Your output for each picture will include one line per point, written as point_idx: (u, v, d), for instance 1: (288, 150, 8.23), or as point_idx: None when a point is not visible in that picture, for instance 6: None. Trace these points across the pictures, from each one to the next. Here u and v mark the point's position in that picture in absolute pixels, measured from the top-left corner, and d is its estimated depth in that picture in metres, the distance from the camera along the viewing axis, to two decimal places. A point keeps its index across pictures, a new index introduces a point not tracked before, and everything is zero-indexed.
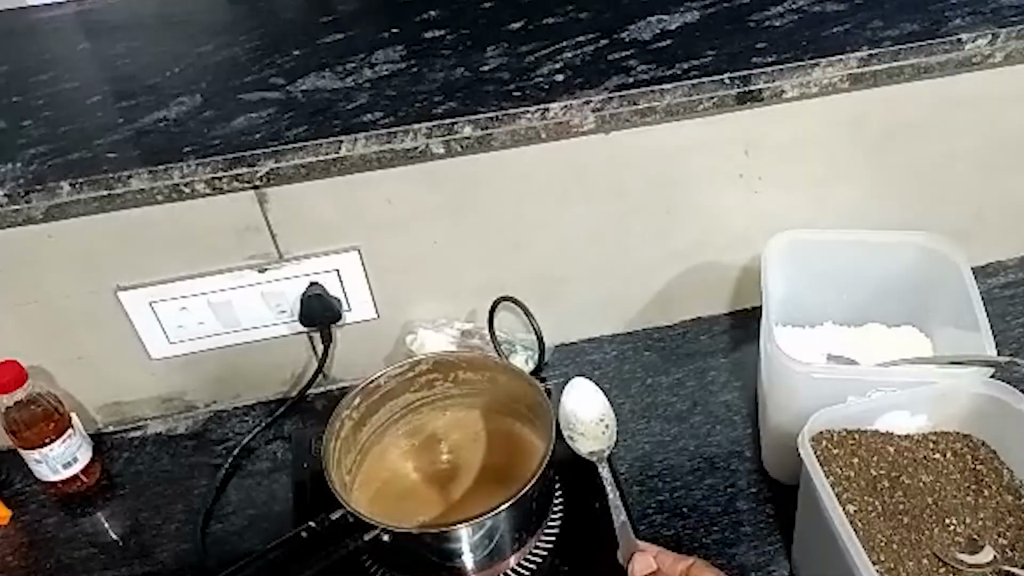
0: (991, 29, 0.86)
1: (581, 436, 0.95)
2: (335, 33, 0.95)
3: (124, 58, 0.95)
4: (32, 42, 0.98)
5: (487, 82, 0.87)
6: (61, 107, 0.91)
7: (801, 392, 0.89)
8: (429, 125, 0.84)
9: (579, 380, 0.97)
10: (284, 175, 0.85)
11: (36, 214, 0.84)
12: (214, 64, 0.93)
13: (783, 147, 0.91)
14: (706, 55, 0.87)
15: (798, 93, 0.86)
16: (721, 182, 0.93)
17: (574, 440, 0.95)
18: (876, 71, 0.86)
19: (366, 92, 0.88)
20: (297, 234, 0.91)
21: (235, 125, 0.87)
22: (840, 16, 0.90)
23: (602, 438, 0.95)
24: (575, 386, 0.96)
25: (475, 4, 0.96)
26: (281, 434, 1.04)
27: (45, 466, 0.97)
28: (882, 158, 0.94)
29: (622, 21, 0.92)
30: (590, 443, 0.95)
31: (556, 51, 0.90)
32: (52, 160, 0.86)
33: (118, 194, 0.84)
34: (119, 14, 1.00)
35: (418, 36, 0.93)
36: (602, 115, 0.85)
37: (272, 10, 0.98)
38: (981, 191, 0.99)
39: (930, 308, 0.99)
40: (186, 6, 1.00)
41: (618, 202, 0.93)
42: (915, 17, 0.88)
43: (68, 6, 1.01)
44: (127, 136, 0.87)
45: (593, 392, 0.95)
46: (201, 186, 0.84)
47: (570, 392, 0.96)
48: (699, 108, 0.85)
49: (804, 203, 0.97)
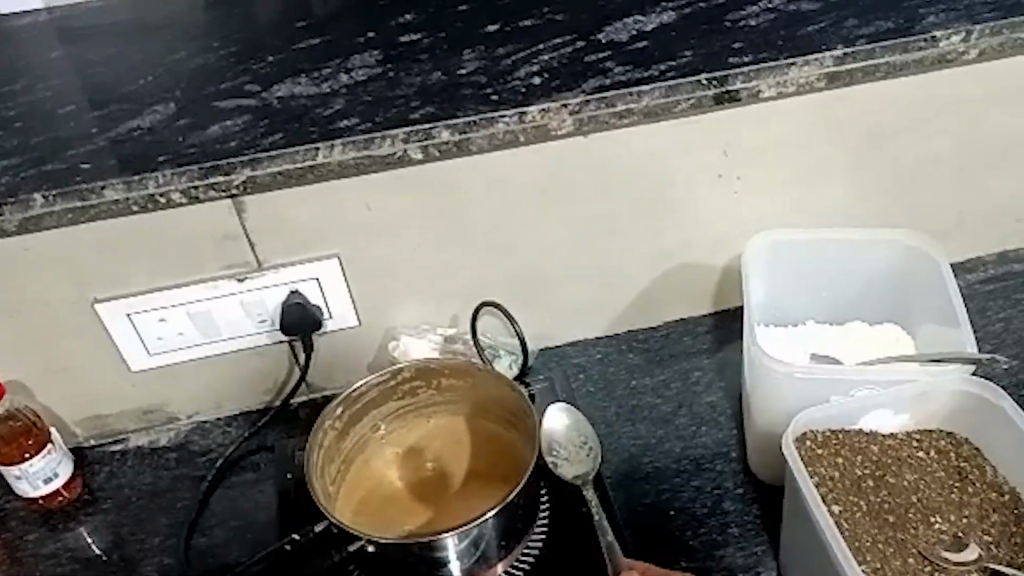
0: (964, 27, 0.86)
1: (568, 459, 0.93)
2: (311, 38, 0.94)
3: (97, 66, 0.94)
4: (4, 52, 0.96)
5: (464, 86, 0.87)
6: (34, 117, 0.90)
7: (785, 393, 0.89)
8: (406, 130, 0.84)
9: (559, 407, 0.97)
10: (261, 183, 0.84)
11: (9, 227, 0.83)
12: (189, 71, 0.92)
13: (761, 148, 0.91)
14: (682, 56, 0.87)
15: (775, 93, 0.86)
16: (700, 182, 0.93)
17: (557, 465, 0.93)
18: (852, 69, 0.86)
19: (342, 97, 0.87)
20: (275, 243, 0.90)
21: (210, 133, 0.86)
22: (816, 15, 0.90)
23: (586, 461, 0.93)
24: (558, 409, 0.96)
25: (451, 7, 0.96)
26: (265, 444, 1.03)
27: (24, 482, 0.96)
28: (860, 157, 0.95)
29: (597, 22, 0.92)
30: (574, 467, 0.92)
31: (533, 53, 0.89)
32: (26, 172, 0.84)
33: (92, 206, 0.83)
34: (92, 22, 0.99)
35: (394, 40, 0.93)
36: (580, 118, 0.84)
37: (246, 16, 0.97)
38: (959, 187, 1.00)
39: (912, 306, 0.99)
40: (160, 13, 0.99)
41: (598, 205, 0.93)
42: (890, 14, 0.89)
43: (42, 14, 1.00)
44: (102, 146, 0.86)
45: (577, 414, 0.96)
46: (178, 197, 0.83)
47: (553, 416, 0.96)
48: (676, 109, 0.85)
49: (784, 202, 0.97)
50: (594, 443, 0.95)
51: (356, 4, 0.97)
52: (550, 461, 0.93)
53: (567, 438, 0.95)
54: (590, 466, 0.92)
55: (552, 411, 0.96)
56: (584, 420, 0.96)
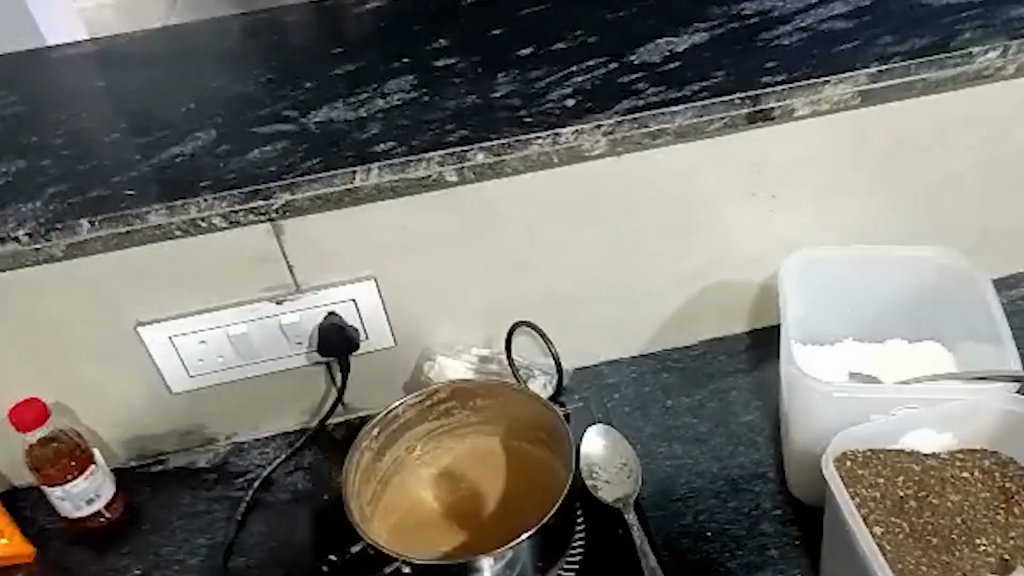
0: (1001, 43, 0.86)
1: (610, 481, 0.93)
2: (346, 64, 0.96)
3: (140, 94, 0.96)
4: (51, 82, 0.99)
5: (498, 109, 0.88)
6: (79, 145, 0.92)
7: (823, 412, 0.88)
8: (441, 153, 0.85)
9: (599, 428, 0.96)
10: (299, 208, 0.86)
11: (55, 251, 0.85)
12: (228, 98, 0.94)
13: (796, 166, 0.91)
14: (715, 76, 0.87)
15: (810, 110, 0.86)
16: (735, 201, 0.93)
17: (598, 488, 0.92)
18: (887, 86, 0.86)
19: (378, 122, 0.89)
20: (313, 266, 0.91)
21: (250, 158, 0.88)
22: (849, 33, 0.90)
23: (626, 482, 0.93)
24: (597, 431, 0.96)
25: (483, 32, 0.97)
26: (302, 464, 1.04)
27: (69, 503, 0.98)
28: (896, 174, 0.94)
29: (630, 44, 0.93)
30: (615, 489, 0.92)
31: (566, 76, 0.90)
32: (72, 199, 0.87)
33: (136, 231, 0.85)
34: (134, 52, 1.02)
35: (429, 65, 0.94)
36: (613, 138, 0.85)
37: (284, 44, 0.99)
38: (998, 203, 0.99)
39: (953, 323, 0.98)
40: (200, 42, 1.01)
41: (631, 225, 0.94)
42: (925, 31, 0.88)
43: (87, 46, 1.03)
44: (145, 173, 0.88)
45: (616, 436, 0.96)
46: (218, 222, 0.85)
47: (592, 438, 0.96)
48: (709, 128, 0.86)
49: (819, 219, 0.96)
50: (634, 464, 0.94)
51: (390, 30, 0.99)
52: (590, 483, 0.92)
53: (608, 460, 0.95)
54: (631, 487, 0.92)
55: (591, 433, 0.96)
56: (623, 441, 0.96)
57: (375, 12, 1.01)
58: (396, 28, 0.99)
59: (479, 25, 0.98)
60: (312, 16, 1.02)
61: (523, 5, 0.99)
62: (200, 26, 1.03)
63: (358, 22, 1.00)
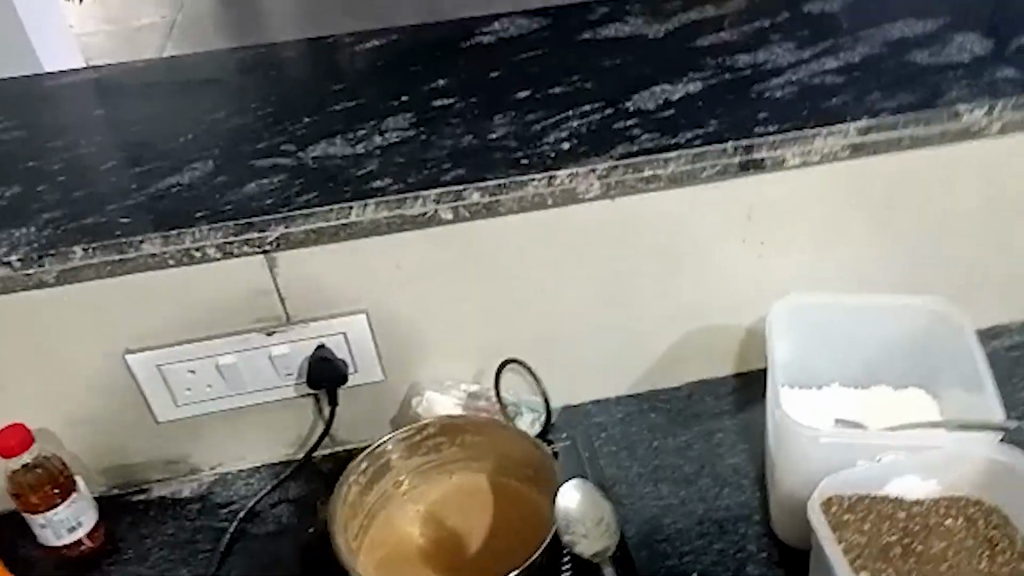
0: (987, 101, 0.88)
1: (585, 536, 0.89)
2: (345, 100, 0.97)
3: (138, 123, 0.97)
4: (50, 108, 1.00)
5: (494, 150, 0.89)
6: (76, 172, 0.93)
7: (810, 457, 0.88)
8: (437, 192, 0.86)
9: (573, 483, 0.91)
10: (293, 241, 0.86)
11: (48, 277, 0.86)
12: (226, 131, 0.95)
13: (786, 214, 0.93)
14: (709, 123, 0.89)
15: (799, 161, 0.88)
16: (725, 247, 0.94)
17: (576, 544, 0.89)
18: (876, 139, 0.88)
19: (375, 159, 0.90)
20: (304, 299, 0.92)
21: (247, 190, 0.88)
22: (840, 87, 0.92)
23: (603, 538, 0.89)
24: (574, 486, 0.91)
25: (482, 74, 0.98)
26: (287, 496, 1.03)
27: (49, 529, 0.96)
28: (883, 225, 0.95)
29: (625, 90, 0.95)
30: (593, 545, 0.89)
31: (562, 120, 0.92)
32: (66, 225, 0.87)
33: (130, 258, 0.85)
34: (134, 81, 1.03)
35: (427, 105, 0.96)
36: (607, 183, 0.87)
37: (282, 79, 1.00)
38: (981, 257, 1.00)
39: (937, 371, 0.99)
40: (200, 74, 1.02)
41: (623, 266, 0.95)
42: (913, 87, 0.91)
43: (87, 75, 1.04)
44: (141, 201, 0.89)
45: (593, 491, 0.91)
46: (212, 251, 0.86)
47: (568, 492, 0.91)
48: (701, 175, 0.88)
49: (808, 266, 0.97)
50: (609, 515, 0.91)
51: (389, 68, 1.00)
52: (567, 540, 0.89)
53: (585, 515, 0.90)
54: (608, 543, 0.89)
55: (565, 489, 0.91)
56: (599, 494, 0.92)
57: (374, 50, 1.03)
58: (395, 67, 1.00)
59: (477, 67, 0.99)
60: (311, 53, 1.03)
61: (520, 49, 1.01)
62: (200, 59, 1.05)
63: (357, 60, 1.02)
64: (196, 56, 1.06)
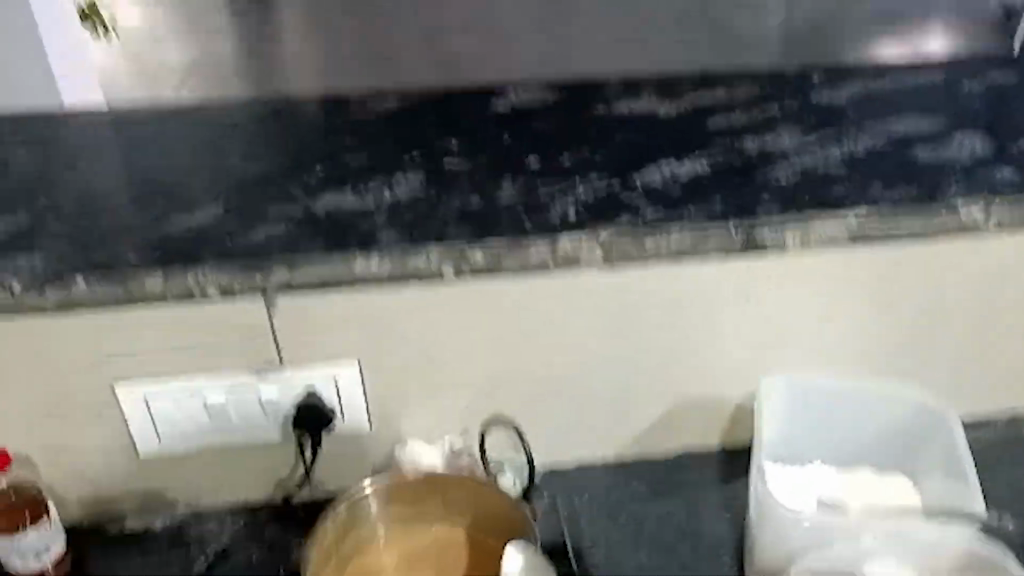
0: (983, 201, 0.89)
1: None
2: (356, 153, 0.98)
3: (151, 160, 0.99)
4: (65, 141, 1.02)
5: (500, 211, 0.90)
6: (85, 202, 0.93)
7: (790, 537, 0.88)
8: (441, 247, 0.87)
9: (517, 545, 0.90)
10: (295, 285, 0.87)
11: (46, 303, 0.85)
12: (238, 174, 0.96)
13: (781, 294, 0.94)
14: (713, 202, 0.91)
15: (798, 245, 0.90)
16: (720, 321, 0.95)
17: None
18: (874, 230, 0.89)
19: (383, 211, 0.91)
20: (299, 347, 0.92)
21: (253, 233, 0.89)
22: (841, 176, 0.94)
23: None
24: (517, 550, 0.89)
25: (493, 138, 1.00)
26: (261, 539, 1.02)
27: (16, 556, 0.94)
28: (875, 312, 0.97)
29: (632, 163, 0.97)
30: None
31: (569, 187, 0.93)
32: (70, 254, 0.87)
33: (130, 290, 0.85)
34: (149, 120, 1.05)
35: (437, 163, 0.97)
36: (609, 253, 0.88)
37: (296, 127, 1.02)
38: (971, 351, 1.01)
39: (920, 459, 0.99)
40: (215, 117, 1.04)
41: (618, 332, 0.95)
42: (913, 182, 0.92)
43: (104, 111, 1.06)
44: (147, 236, 0.89)
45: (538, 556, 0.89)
46: (214, 291, 0.86)
47: (512, 558, 0.89)
48: (702, 250, 0.89)
49: (801, 347, 0.98)
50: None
51: (401, 126, 1.02)
52: None
53: None
54: None
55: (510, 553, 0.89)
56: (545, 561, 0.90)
57: (389, 110, 1.05)
58: (408, 125, 1.02)
59: (488, 132, 1.01)
60: (326, 105, 1.06)
61: (530, 117, 1.03)
62: (217, 102, 1.07)
63: (372, 117, 1.03)
64: (213, 100, 1.08)
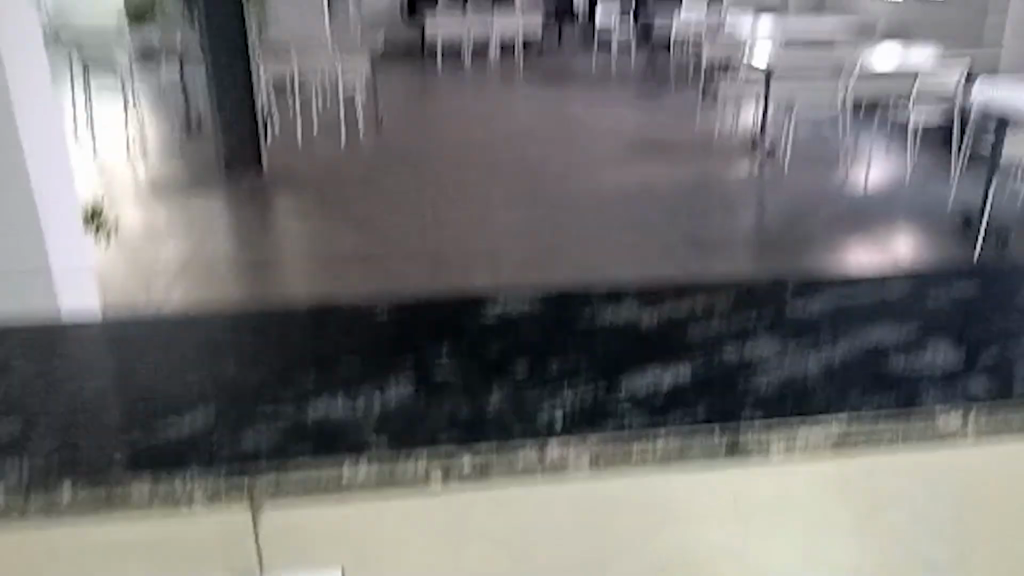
0: (959, 406, 0.92)
1: None
2: (350, 367, 1.02)
3: (144, 375, 1.02)
4: (65, 361, 1.05)
5: (488, 417, 0.92)
6: (81, 412, 0.94)
7: None
8: (427, 452, 0.87)
9: None
10: (285, 493, 0.85)
11: (28, 511, 0.83)
12: (234, 385, 0.99)
13: (771, 505, 0.92)
14: (697, 408, 0.92)
15: (783, 450, 0.91)
16: (713, 536, 0.92)
17: None
18: (857, 435, 0.91)
19: (375, 417, 0.92)
20: (285, 561, 0.87)
21: (244, 440, 0.89)
22: (820, 384, 0.96)
23: None
24: None
25: (483, 352, 1.05)
26: None
27: None
28: (868, 527, 0.95)
29: (617, 371, 1.00)
30: None
31: (557, 395, 0.95)
32: (58, 461, 0.86)
33: (116, 495, 0.83)
34: (149, 340, 1.10)
35: (428, 374, 1.00)
36: (597, 458, 0.88)
37: (293, 345, 1.08)
38: (969, 564, 0.99)
39: None
40: (216, 338, 1.10)
41: (613, 545, 0.91)
42: (893, 390, 0.94)
43: (98, 331, 1.12)
44: (139, 445, 0.89)
45: None
46: (200, 496, 0.84)
47: None
48: (689, 454, 0.90)
49: (797, 562, 0.95)
50: None
51: (395, 342, 1.07)
52: None
53: None
54: None
55: None
56: None
57: (381, 332, 1.09)
58: (402, 342, 1.07)
59: (477, 346, 1.06)
60: (324, 324, 1.13)
61: (518, 333, 1.09)
62: (219, 324, 1.14)
63: (368, 333, 1.10)
64: (207, 321, 1.15)
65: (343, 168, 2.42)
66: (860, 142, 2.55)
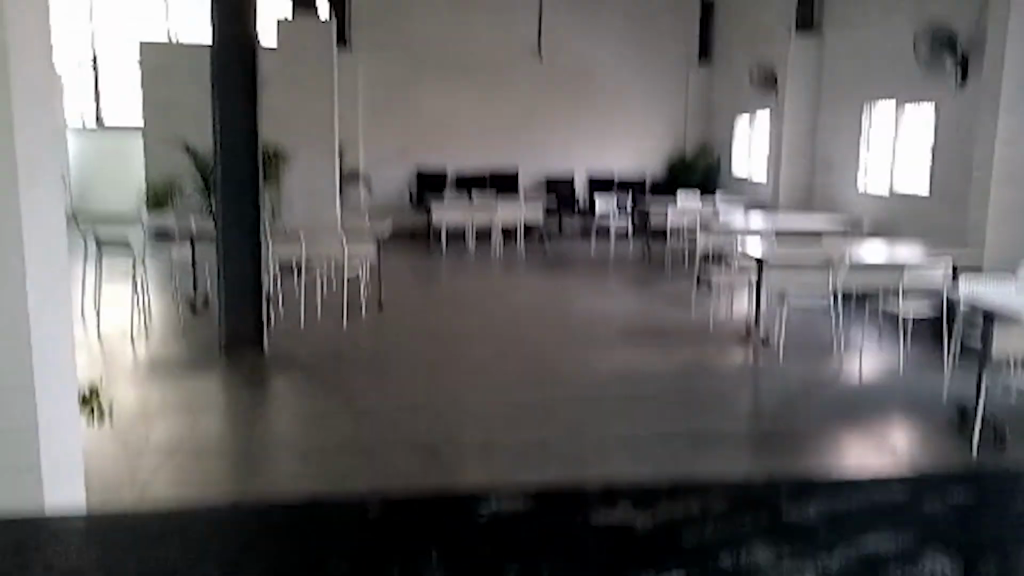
0: None
1: None
2: (332, 565, 0.99)
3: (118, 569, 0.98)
4: (38, 552, 1.02)
5: None
6: None
7: None
8: None
9: None
10: None
11: None
12: None
13: None
14: None
15: None
16: None
17: None
18: None
19: None
20: None
21: None
22: None
23: None
24: None
25: (469, 552, 1.02)
26: None
27: None
28: None
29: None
30: None
31: None
32: None
33: None
34: (128, 532, 1.07)
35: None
36: None
37: (275, 540, 1.05)
38: None
39: None
40: (196, 530, 1.08)
41: None
42: None
43: (81, 522, 1.09)
44: None
45: None
46: None
47: None
48: None
49: None
50: None
51: (380, 540, 1.04)
52: None
53: None
54: None
55: None
56: None
57: (366, 528, 1.07)
58: (388, 539, 1.05)
59: (464, 547, 1.03)
60: (309, 518, 1.11)
61: (506, 531, 1.07)
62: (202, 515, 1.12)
63: (353, 528, 1.07)
64: (187, 511, 1.13)
65: (415, 385, 3.00)
66: (845, 365, 3.28)
